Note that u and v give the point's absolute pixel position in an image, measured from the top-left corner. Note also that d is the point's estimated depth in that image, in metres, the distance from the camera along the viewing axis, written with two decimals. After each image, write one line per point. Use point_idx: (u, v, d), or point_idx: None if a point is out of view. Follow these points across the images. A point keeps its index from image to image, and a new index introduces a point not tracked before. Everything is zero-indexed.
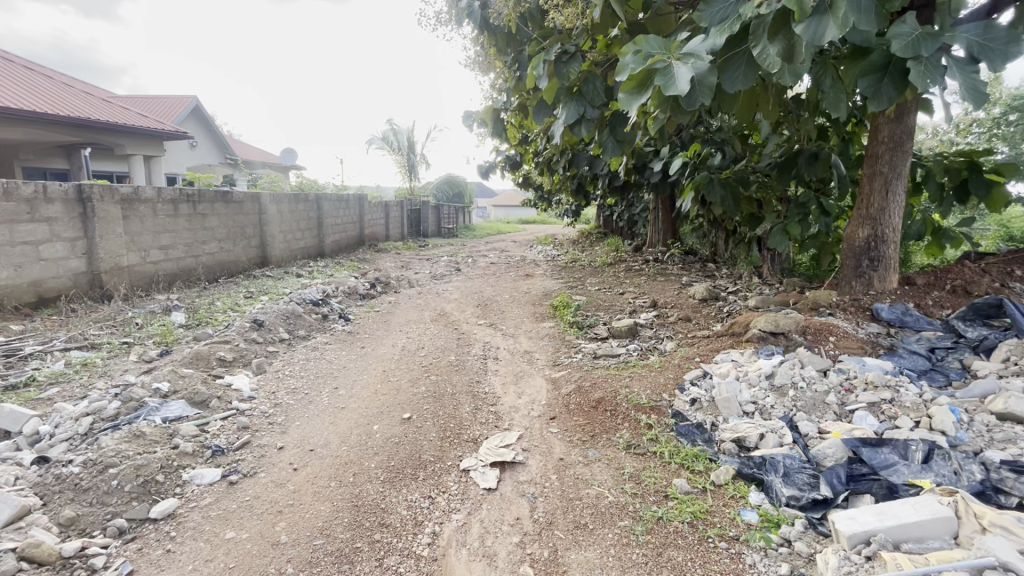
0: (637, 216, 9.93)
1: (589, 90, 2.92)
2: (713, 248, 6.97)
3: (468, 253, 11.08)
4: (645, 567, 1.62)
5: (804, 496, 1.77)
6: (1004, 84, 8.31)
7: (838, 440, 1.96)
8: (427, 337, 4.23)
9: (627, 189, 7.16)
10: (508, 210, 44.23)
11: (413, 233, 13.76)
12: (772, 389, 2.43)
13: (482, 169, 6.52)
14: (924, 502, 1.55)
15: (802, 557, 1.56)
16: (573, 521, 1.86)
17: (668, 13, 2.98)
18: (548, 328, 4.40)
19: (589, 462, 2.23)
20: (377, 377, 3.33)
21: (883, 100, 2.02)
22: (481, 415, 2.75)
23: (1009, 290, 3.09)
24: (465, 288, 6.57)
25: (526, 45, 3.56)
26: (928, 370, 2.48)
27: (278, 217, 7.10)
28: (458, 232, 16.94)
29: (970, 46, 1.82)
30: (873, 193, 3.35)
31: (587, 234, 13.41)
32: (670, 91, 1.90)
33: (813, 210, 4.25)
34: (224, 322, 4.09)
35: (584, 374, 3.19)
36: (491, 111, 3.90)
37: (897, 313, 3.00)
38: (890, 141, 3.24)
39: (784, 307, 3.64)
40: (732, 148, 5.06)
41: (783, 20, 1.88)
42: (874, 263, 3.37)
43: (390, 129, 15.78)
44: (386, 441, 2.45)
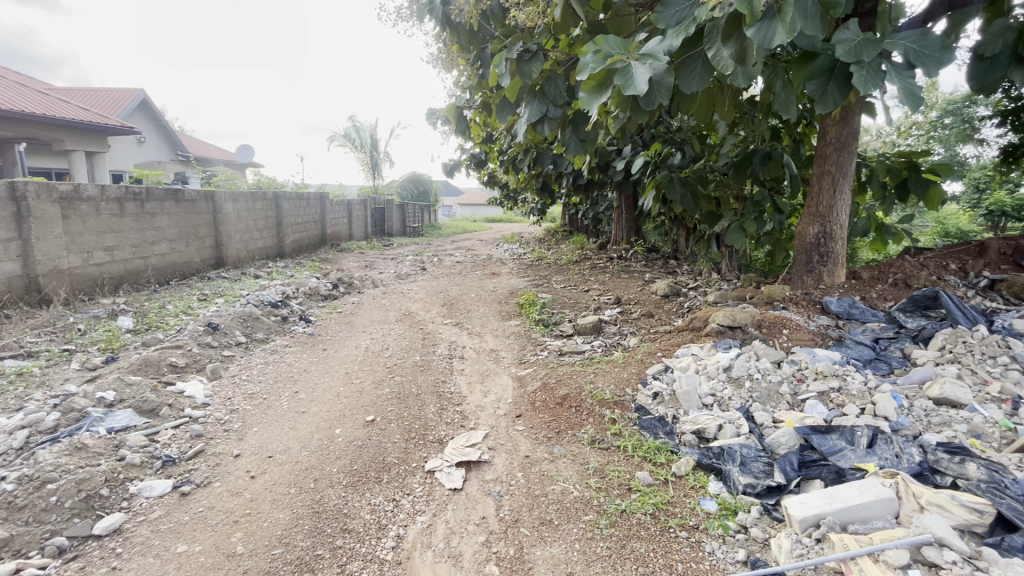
0: (602, 215, 10.06)
1: (551, 88, 2.94)
2: (674, 245, 7.14)
3: (433, 252, 10.98)
4: (609, 560, 1.64)
5: (759, 484, 1.84)
6: (939, 91, 8.87)
7: (791, 428, 2.04)
8: (391, 338, 4.16)
9: (591, 188, 7.24)
10: (474, 210, 44.14)
11: (376, 232, 13.52)
12: (729, 381, 2.52)
13: (446, 167, 6.47)
14: (868, 484, 1.64)
15: (758, 543, 1.63)
16: (539, 518, 1.87)
17: (628, 14, 3.02)
18: (514, 327, 4.41)
19: (555, 459, 2.24)
20: (340, 380, 3.25)
21: (829, 103, 2.11)
22: (446, 415, 2.73)
23: (945, 283, 3.29)
24: (432, 287, 6.50)
25: (489, 43, 3.55)
26: (872, 359, 2.62)
27: (234, 216, 6.83)
28: (424, 231, 16.75)
29: (907, 53, 1.92)
30: (821, 191, 3.51)
31: (552, 232, 13.51)
32: (629, 91, 1.94)
33: (768, 208, 4.41)
34: (176, 326, 3.91)
35: (550, 371, 3.21)
36: (454, 108, 3.87)
37: (844, 306, 3.14)
38: (837, 142, 3.40)
39: (740, 301, 3.77)
40: (691, 147, 5.19)
41: (735, 23, 1.94)
42: (823, 259, 3.52)
43: (352, 126, 15.42)
44: (348, 445, 2.39)
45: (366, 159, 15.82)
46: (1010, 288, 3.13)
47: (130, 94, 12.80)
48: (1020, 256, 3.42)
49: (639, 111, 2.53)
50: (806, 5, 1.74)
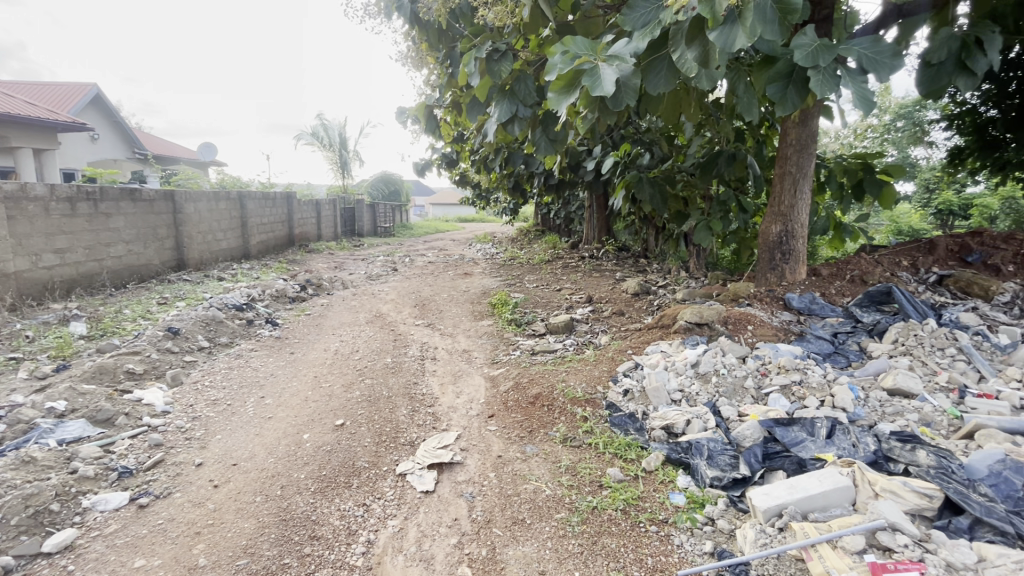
0: (574, 214, 10.15)
1: (520, 88, 2.94)
2: (644, 244, 7.26)
3: (405, 252, 10.87)
4: (581, 557, 1.66)
5: (726, 476, 1.89)
6: (892, 95, 9.28)
7: (755, 422, 2.11)
8: (362, 340, 4.09)
9: (562, 188, 7.28)
10: (447, 209, 43.93)
11: (346, 232, 13.29)
12: (697, 376, 2.58)
13: (417, 167, 6.41)
14: (827, 474, 1.70)
15: (724, 534, 1.67)
16: (511, 517, 1.87)
17: (596, 16, 3.07)
18: (486, 327, 4.40)
19: (527, 458, 2.25)
20: (308, 384, 3.18)
21: (788, 105, 2.17)
22: (418, 417, 2.70)
23: (898, 279, 3.45)
24: (403, 288, 6.43)
25: (458, 42, 3.54)
26: (831, 353, 2.72)
27: (196, 216, 6.60)
28: (395, 231, 16.55)
29: (861, 59, 2.00)
30: (783, 192, 3.62)
31: (525, 232, 13.53)
32: (597, 92, 1.96)
33: (733, 207, 4.53)
34: (133, 331, 3.75)
35: (522, 370, 3.22)
36: (424, 107, 3.83)
37: (805, 302, 3.26)
38: (797, 143, 3.52)
39: (707, 298, 3.86)
40: (659, 148, 5.28)
41: (699, 27, 1.98)
42: (785, 257, 3.64)
43: (320, 124, 15.07)
44: (316, 451, 2.34)
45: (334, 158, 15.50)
46: (957, 284, 3.30)
47: (81, 89, 12.21)
48: (965, 253, 3.61)
49: (607, 111, 2.56)
50: (765, 10, 1.80)
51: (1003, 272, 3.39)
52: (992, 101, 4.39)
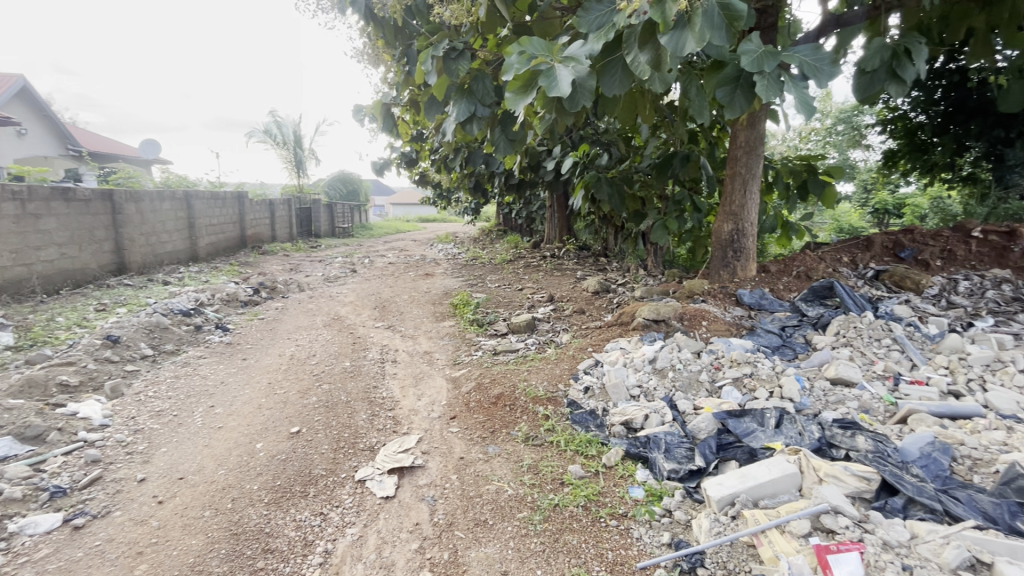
0: (535, 214, 10.21)
1: (478, 88, 2.93)
2: (604, 242, 7.38)
3: (364, 253, 10.66)
4: (543, 554, 1.67)
5: (682, 468, 1.95)
6: (833, 101, 9.81)
7: (709, 414, 2.18)
8: (319, 344, 3.98)
9: (523, 188, 7.30)
10: (407, 209, 43.36)
11: (302, 233, 12.89)
12: (654, 372, 2.64)
13: (376, 166, 6.28)
14: (776, 462, 1.77)
15: (681, 525, 1.72)
16: (473, 519, 1.86)
17: (552, 17, 3.10)
18: (448, 327, 4.37)
19: (489, 458, 2.24)
20: (262, 391, 3.06)
21: (736, 109, 2.26)
22: (378, 421, 2.65)
23: (840, 274, 3.64)
24: (362, 289, 6.29)
25: (415, 40, 3.49)
26: (779, 346, 2.85)
27: (137, 216, 6.24)
28: (353, 232, 16.18)
29: (803, 66, 2.11)
30: (734, 191, 3.76)
31: (487, 232, 13.50)
32: (553, 92, 1.98)
33: (688, 207, 4.67)
34: (67, 341, 3.51)
35: (484, 370, 3.20)
36: (381, 105, 3.76)
37: (756, 297, 3.39)
38: (746, 145, 3.66)
39: (664, 295, 3.97)
40: (617, 149, 5.38)
41: (650, 31, 2.02)
42: (737, 254, 3.78)
43: (273, 121, 14.53)
44: (270, 460, 2.25)
45: (289, 156, 14.98)
46: (892, 278, 3.52)
47: (6, 80, 11.32)
48: (899, 249, 3.85)
49: (564, 112, 2.58)
50: (714, 15, 1.83)
51: (932, 267, 3.64)
52: (922, 107, 4.72)
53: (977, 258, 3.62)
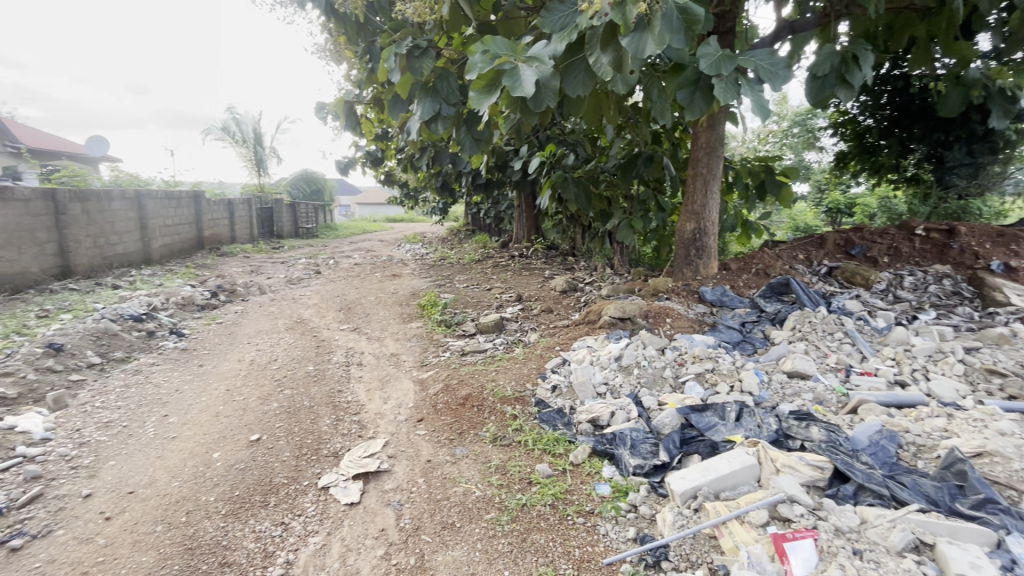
0: (504, 213, 10.21)
1: (443, 86, 2.90)
2: (571, 242, 7.44)
3: (328, 254, 10.39)
4: (510, 555, 1.66)
5: (647, 463, 1.98)
6: (789, 104, 10.19)
7: (673, 410, 2.22)
8: (281, 348, 3.86)
9: (490, 187, 7.28)
10: (374, 209, 42.68)
11: (263, 233, 12.50)
12: (620, 369, 2.68)
13: (340, 165, 6.15)
14: (736, 454, 1.82)
15: (646, 519, 1.75)
16: (440, 522, 1.84)
17: (517, 17, 3.10)
18: (415, 329, 4.31)
19: (457, 460, 2.22)
20: (219, 399, 2.94)
21: (696, 111, 2.30)
22: (343, 426, 2.59)
23: (796, 271, 3.78)
24: (326, 291, 6.15)
25: (377, 37, 3.43)
26: (740, 341, 2.93)
27: (84, 217, 5.91)
28: (318, 232, 15.80)
29: (758, 70, 2.17)
30: (696, 191, 3.86)
31: (455, 233, 13.41)
32: (517, 92, 1.98)
33: (652, 207, 4.76)
34: (4, 350, 3.29)
35: (451, 372, 3.18)
36: (343, 103, 3.68)
37: (717, 294, 3.48)
38: (707, 146, 3.76)
39: (630, 293, 4.03)
40: (583, 149, 5.44)
41: (612, 32, 2.04)
42: (699, 252, 3.88)
43: (230, 118, 14.00)
44: (228, 470, 2.17)
45: (248, 154, 14.48)
46: (843, 274, 3.68)
47: None
48: (849, 247, 4.03)
49: (529, 112, 2.58)
50: (672, 19, 1.86)
51: (880, 263, 3.83)
52: (870, 111, 4.94)
53: (921, 255, 3.82)
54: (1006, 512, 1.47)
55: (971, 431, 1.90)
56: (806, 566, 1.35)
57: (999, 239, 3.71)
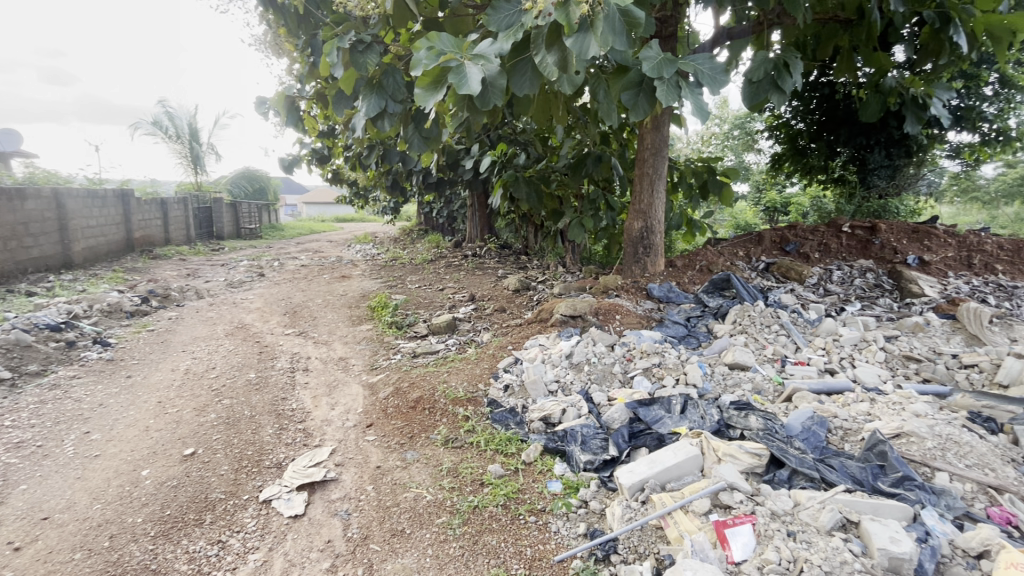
0: (456, 212, 10.13)
1: (389, 83, 2.82)
2: (525, 241, 7.48)
3: (273, 255, 9.96)
4: (461, 559, 1.64)
5: (597, 459, 2.01)
6: (729, 108, 10.66)
7: (622, 404, 2.27)
8: (220, 355, 3.66)
9: (442, 186, 7.19)
10: (323, 208, 41.35)
11: (202, 234, 11.83)
12: (571, 366, 2.72)
13: (284, 162, 5.89)
14: (681, 446, 1.87)
15: (596, 514, 1.77)
16: (390, 530, 1.80)
17: (464, 14, 3.05)
18: (365, 331, 4.20)
19: (407, 465, 2.17)
20: (150, 412, 2.75)
21: (641, 112, 2.36)
22: (287, 435, 2.48)
23: (737, 267, 3.94)
24: (270, 294, 5.88)
25: (319, 30, 3.30)
26: (685, 336, 3.04)
27: None
28: (262, 232, 15.13)
29: (698, 74, 2.25)
30: (643, 191, 3.96)
31: (406, 232, 13.16)
32: (463, 90, 1.96)
33: (602, 206, 4.86)
34: None
35: (402, 374, 3.11)
36: (284, 97, 3.53)
37: (664, 290, 3.59)
38: (652, 147, 3.86)
39: (581, 291, 4.09)
40: (534, 149, 5.48)
41: (557, 32, 2.05)
42: (647, 250, 3.98)
43: (163, 112, 13.16)
44: (158, 488, 2.03)
45: (183, 150, 13.64)
46: (779, 270, 3.88)
47: None
48: (784, 244, 4.25)
49: (477, 111, 2.56)
50: (615, 20, 1.87)
51: (812, 259, 4.07)
52: (801, 115, 5.26)
53: (847, 250, 4.09)
54: (921, 488, 1.60)
55: (890, 413, 2.06)
56: (745, 551, 1.42)
57: (914, 235, 4.05)
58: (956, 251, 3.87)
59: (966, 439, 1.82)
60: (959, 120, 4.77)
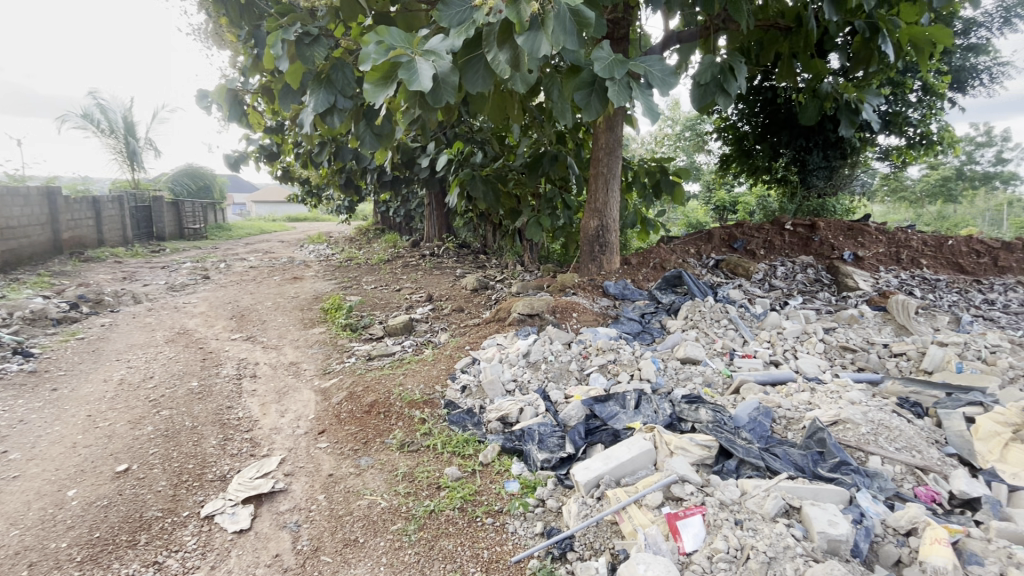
0: (413, 212, 9.97)
1: (338, 78, 2.73)
2: (483, 240, 7.45)
3: (220, 257, 9.50)
4: (416, 565, 1.61)
5: (554, 457, 2.02)
6: (680, 110, 10.99)
7: (578, 402, 2.29)
8: (160, 364, 3.44)
9: (398, 185, 7.04)
10: (274, 207, 39.82)
11: (139, 235, 11.13)
12: (528, 365, 2.72)
13: (229, 159, 5.62)
14: (635, 441, 1.90)
15: (553, 513, 1.77)
16: (342, 540, 1.73)
17: (416, 9, 2.98)
18: (318, 334, 4.06)
19: (361, 472, 2.10)
20: (78, 427, 2.55)
21: (593, 112, 2.38)
22: (232, 445, 2.36)
23: (688, 264, 4.06)
24: (216, 298, 5.59)
25: (263, 21, 3.15)
26: (639, 332, 3.10)
27: None
28: (208, 232, 14.40)
29: (648, 75, 2.28)
30: (598, 190, 4.01)
31: (362, 232, 12.84)
32: (414, 87, 1.91)
33: (559, 205, 4.90)
34: None
35: (357, 378, 3.02)
36: (226, 90, 3.35)
37: (620, 288, 3.65)
38: (606, 147, 3.92)
39: (539, 290, 4.11)
40: (491, 148, 5.45)
41: (508, 30, 2.02)
42: (603, 248, 4.04)
43: (95, 104, 12.27)
44: (86, 509, 1.88)
45: (118, 146, 12.77)
46: (728, 267, 4.02)
47: None
48: (732, 241, 4.40)
49: (430, 108, 2.51)
50: (565, 20, 1.87)
51: (758, 256, 4.24)
52: (746, 117, 5.47)
53: (790, 247, 4.29)
54: (856, 472, 1.69)
55: (829, 401, 2.17)
56: (695, 541, 1.45)
57: (849, 232, 4.29)
58: (886, 247, 4.14)
59: (896, 424, 1.94)
60: (888, 125, 5.10)
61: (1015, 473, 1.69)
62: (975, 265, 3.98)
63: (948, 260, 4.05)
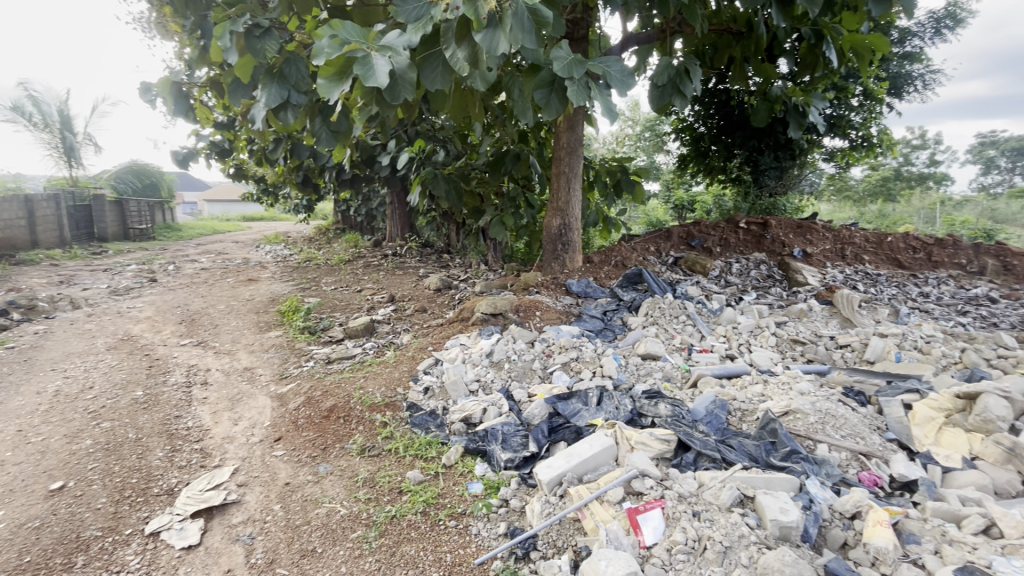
0: (375, 210, 9.77)
1: (291, 72, 2.64)
2: (446, 239, 7.38)
3: (169, 258, 9.03)
4: (377, 572, 1.57)
5: (517, 456, 2.01)
6: (639, 111, 11.22)
7: (542, 401, 2.30)
8: (100, 373, 3.23)
9: (358, 183, 6.88)
10: (228, 206, 38.28)
11: (79, 236, 10.47)
12: (491, 365, 2.71)
13: (177, 156, 5.34)
14: (596, 437, 1.92)
15: (516, 512, 1.77)
16: (299, 551, 1.68)
17: (373, 4, 2.91)
18: (274, 338, 3.92)
19: (320, 479, 2.04)
20: (7, 443, 2.36)
21: (552, 112, 2.39)
22: (181, 457, 2.24)
23: (648, 262, 4.15)
24: (164, 301, 5.31)
25: (209, 11, 3.01)
26: (601, 329, 3.13)
27: None
28: (155, 233, 13.69)
29: (607, 75, 2.30)
30: (560, 189, 4.03)
31: (322, 232, 12.50)
32: (370, 83, 1.87)
33: (522, 204, 4.90)
34: None
35: (315, 382, 2.93)
36: (169, 83, 3.17)
37: (582, 286, 3.69)
38: (568, 147, 3.95)
39: (503, 289, 4.10)
40: (452, 146, 5.40)
41: (465, 27, 2.00)
42: (566, 247, 4.07)
43: (25, 96, 11.44)
44: (15, 532, 1.75)
45: (53, 140, 11.95)
46: (686, 264, 4.13)
47: None
48: (690, 239, 4.52)
49: (387, 105, 2.45)
50: (523, 18, 1.86)
51: (714, 253, 4.37)
52: (702, 118, 5.63)
53: (743, 244, 4.44)
54: (805, 460, 1.77)
55: (780, 393, 2.26)
56: (655, 534, 1.48)
57: (798, 230, 4.48)
58: (832, 244, 4.35)
59: (841, 413, 2.04)
60: (833, 127, 5.36)
61: (947, 455, 1.81)
62: (912, 260, 4.23)
63: (887, 256, 4.29)
